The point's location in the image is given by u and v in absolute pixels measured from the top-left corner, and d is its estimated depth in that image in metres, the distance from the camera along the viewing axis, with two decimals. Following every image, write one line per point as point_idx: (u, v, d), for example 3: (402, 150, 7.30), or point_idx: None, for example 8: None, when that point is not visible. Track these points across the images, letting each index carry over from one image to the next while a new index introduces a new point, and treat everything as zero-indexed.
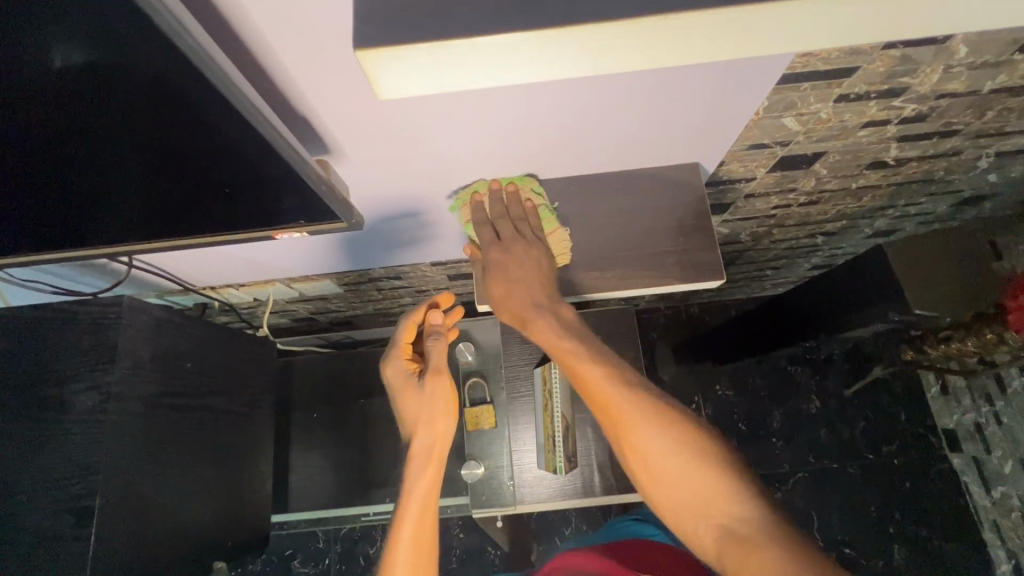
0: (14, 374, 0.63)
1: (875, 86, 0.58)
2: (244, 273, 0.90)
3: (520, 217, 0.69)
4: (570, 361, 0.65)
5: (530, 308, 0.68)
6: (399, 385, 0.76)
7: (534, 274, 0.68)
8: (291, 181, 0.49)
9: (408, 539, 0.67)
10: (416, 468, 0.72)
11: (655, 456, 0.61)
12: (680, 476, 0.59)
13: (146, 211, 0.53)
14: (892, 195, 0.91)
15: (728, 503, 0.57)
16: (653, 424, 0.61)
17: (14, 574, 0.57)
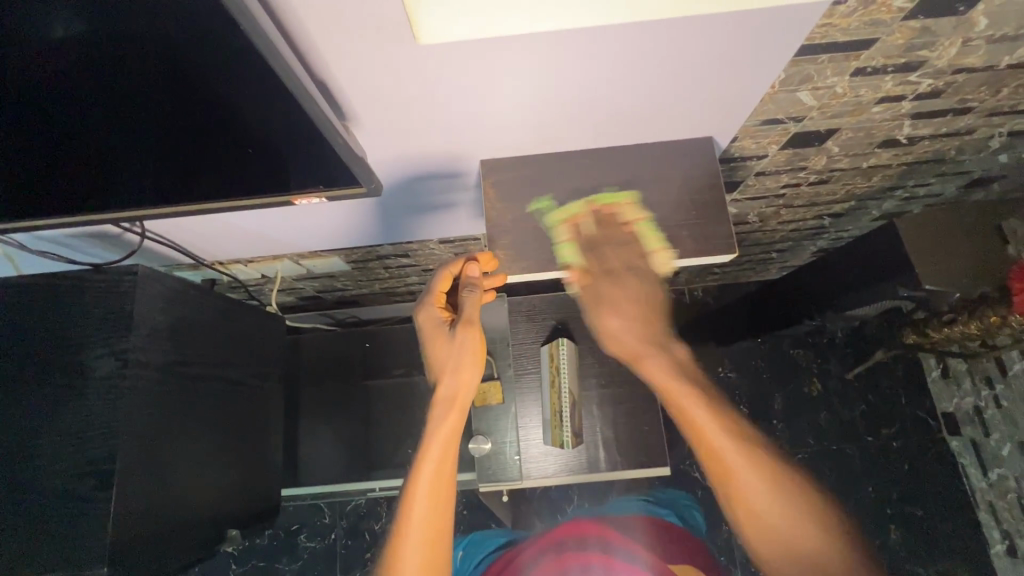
0: (32, 340, 0.63)
1: (892, 59, 0.58)
2: (256, 243, 0.91)
3: (619, 243, 0.71)
4: (682, 399, 0.66)
5: (644, 345, 0.72)
6: (429, 332, 0.78)
7: (638, 302, 0.71)
8: (314, 139, 0.48)
9: (427, 478, 0.68)
10: (439, 413, 0.73)
11: (758, 499, 0.60)
12: (782, 520, 0.59)
13: (163, 174, 0.53)
14: (901, 175, 0.91)
15: (839, 558, 0.56)
16: (758, 471, 0.61)
17: (26, 537, 0.57)
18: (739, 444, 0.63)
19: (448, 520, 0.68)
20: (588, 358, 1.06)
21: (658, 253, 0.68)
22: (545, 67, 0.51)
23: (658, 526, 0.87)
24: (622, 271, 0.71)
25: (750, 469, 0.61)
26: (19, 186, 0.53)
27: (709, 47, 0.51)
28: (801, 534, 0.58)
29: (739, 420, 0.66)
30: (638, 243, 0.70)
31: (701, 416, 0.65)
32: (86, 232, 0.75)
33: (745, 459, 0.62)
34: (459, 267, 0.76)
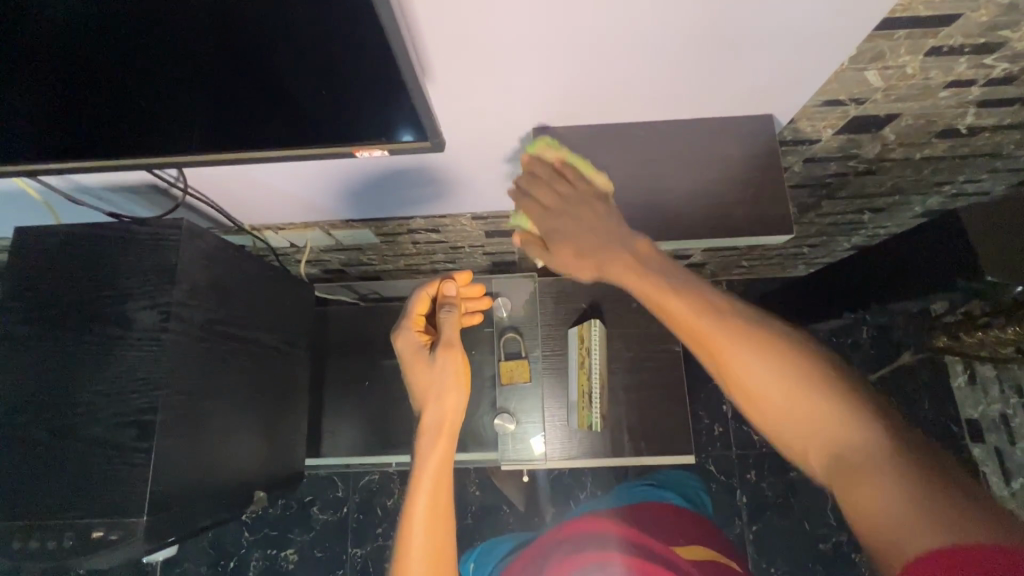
0: (76, 289, 0.63)
1: (971, 39, 0.55)
2: (292, 207, 0.89)
3: (549, 180, 0.63)
4: (650, 286, 0.53)
5: (597, 246, 0.58)
6: (410, 357, 0.79)
7: (584, 217, 0.60)
8: (386, 80, 0.47)
9: (422, 509, 0.68)
10: (426, 445, 0.72)
11: (764, 381, 0.46)
12: (790, 399, 0.45)
13: (216, 119, 0.52)
14: (953, 169, 0.89)
15: (872, 434, 0.42)
16: (756, 350, 0.47)
17: (60, 484, 0.57)
18: (719, 321, 0.49)
19: (449, 545, 0.68)
20: (616, 342, 1.05)
21: (592, 178, 0.64)
22: (617, 23, 0.49)
23: (662, 517, 0.84)
24: (561, 201, 0.62)
25: (740, 348, 0.47)
26: (71, 125, 0.52)
27: (784, 14, 0.49)
28: (826, 420, 0.44)
29: (723, 300, 0.51)
30: (572, 174, 0.63)
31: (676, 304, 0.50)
32: (128, 185, 0.74)
33: (734, 340, 0.48)
34: (435, 287, 0.83)
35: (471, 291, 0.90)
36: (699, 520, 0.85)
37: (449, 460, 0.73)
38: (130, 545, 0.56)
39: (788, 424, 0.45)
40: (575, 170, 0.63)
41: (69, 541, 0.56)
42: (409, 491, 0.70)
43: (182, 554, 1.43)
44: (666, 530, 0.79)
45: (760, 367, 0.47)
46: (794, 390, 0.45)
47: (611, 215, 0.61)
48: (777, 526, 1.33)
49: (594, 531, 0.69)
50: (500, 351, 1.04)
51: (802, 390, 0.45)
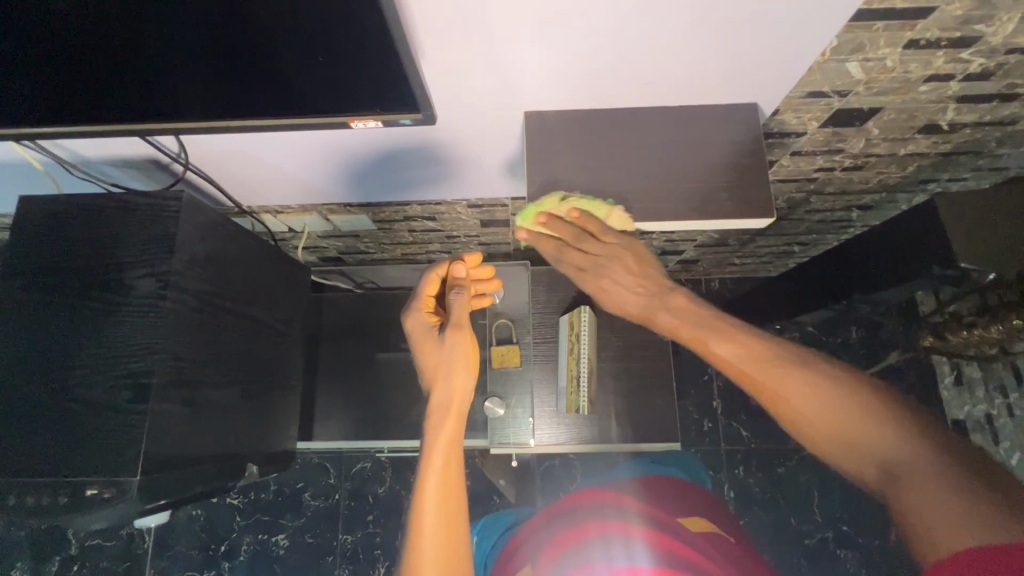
0: (79, 255, 0.65)
1: (947, 32, 0.58)
2: (292, 190, 0.91)
3: (576, 241, 0.72)
4: (700, 334, 0.62)
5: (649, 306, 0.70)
6: (420, 338, 0.82)
7: (623, 274, 0.72)
8: (380, 53, 0.49)
9: (433, 493, 0.66)
10: (435, 422, 0.73)
11: (805, 406, 0.53)
12: (831, 421, 0.52)
13: (218, 87, 0.54)
14: (936, 167, 0.91)
15: (910, 446, 0.47)
16: (796, 380, 0.55)
17: (54, 443, 0.59)
18: (763, 360, 0.57)
19: (462, 521, 0.67)
20: (606, 331, 1.07)
21: (608, 216, 0.69)
22: (605, 8, 0.51)
23: (666, 489, 0.86)
24: (599, 253, 0.72)
25: (783, 380, 0.55)
26: (79, 91, 0.55)
27: (765, 5, 0.51)
28: (868, 435, 0.49)
29: (769, 340, 0.59)
30: (591, 224, 0.70)
31: (726, 351, 0.59)
32: (129, 160, 0.76)
33: (775, 374, 0.56)
34: (445, 269, 0.85)
35: (480, 271, 0.93)
36: (700, 495, 0.87)
37: (458, 441, 0.73)
38: (124, 502, 0.58)
39: (835, 442, 0.52)
40: (593, 221, 0.70)
41: (64, 498, 0.57)
42: (418, 472, 0.69)
43: (173, 536, 1.44)
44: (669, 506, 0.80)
45: (799, 396, 0.54)
46: (833, 412, 0.52)
47: (643, 262, 0.72)
48: (763, 521, 1.35)
49: (617, 507, 0.72)
50: (491, 335, 1.06)
51: (844, 413, 0.51)
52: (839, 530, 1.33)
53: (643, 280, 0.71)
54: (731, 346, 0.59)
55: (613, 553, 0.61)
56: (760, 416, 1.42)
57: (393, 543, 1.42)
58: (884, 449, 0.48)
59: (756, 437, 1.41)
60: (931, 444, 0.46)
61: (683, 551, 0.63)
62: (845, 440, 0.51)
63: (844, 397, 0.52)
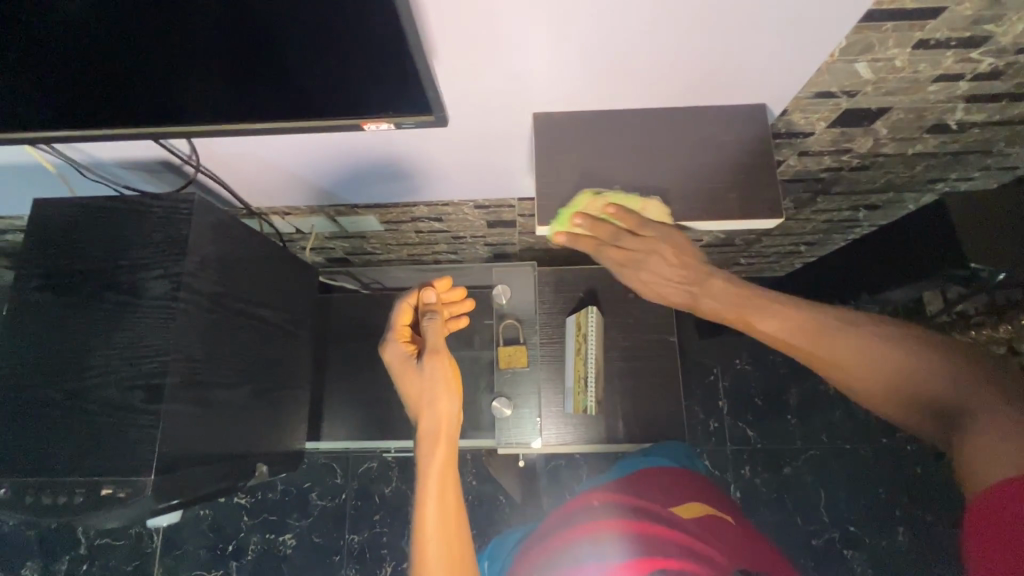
0: (93, 257, 0.66)
1: (957, 32, 0.58)
2: (301, 192, 0.91)
3: (613, 238, 0.70)
4: (748, 314, 0.67)
5: (689, 288, 0.72)
6: (399, 368, 0.82)
7: (665, 267, 0.71)
8: (390, 55, 0.49)
9: (433, 517, 0.67)
10: (425, 450, 0.73)
11: (858, 365, 0.61)
12: (883, 373, 0.60)
13: (231, 89, 0.54)
14: (944, 166, 0.91)
15: (952, 383, 0.56)
16: (847, 341, 0.62)
17: (70, 443, 0.59)
18: (813, 329, 0.64)
19: (467, 541, 0.68)
20: (612, 331, 1.08)
21: (642, 209, 0.69)
22: (613, 9, 0.51)
23: (662, 479, 0.85)
24: (636, 249, 0.71)
25: (834, 346, 0.62)
26: (95, 94, 0.55)
27: (774, 6, 0.51)
28: (920, 379, 0.58)
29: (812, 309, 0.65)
30: (625, 219, 0.68)
31: (775, 328, 0.66)
32: (140, 162, 0.77)
33: (827, 341, 0.63)
34: (416, 296, 0.86)
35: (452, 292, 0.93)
36: (690, 480, 0.86)
37: (452, 463, 0.73)
38: (138, 501, 0.58)
39: (891, 391, 0.60)
40: (629, 214, 0.68)
41: (80, 497, 0.58)
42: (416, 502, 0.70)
43: (182, 535, 1.45)
44: (661, 492, 0.80)
45: (852, 357, 0.62)
46: (885, 365, 0.60)
47: (682, 254, 0.70)
48: (770, 522, 1.34)
49: (596, 504, 0.72)
50: (498, 335, 1.06)
51: (896, 364, 0.60)
52: (846, 530, 1.33)
53: (683, 270, 0.71)
54: (779, 324, 0.65)
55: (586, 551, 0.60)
56: (766, 416, 1.42)
57: (399, 543, 1.42)
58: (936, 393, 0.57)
59: (762, 437, 1.40)
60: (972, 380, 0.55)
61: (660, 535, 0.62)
62: (897, 387, 0.60)
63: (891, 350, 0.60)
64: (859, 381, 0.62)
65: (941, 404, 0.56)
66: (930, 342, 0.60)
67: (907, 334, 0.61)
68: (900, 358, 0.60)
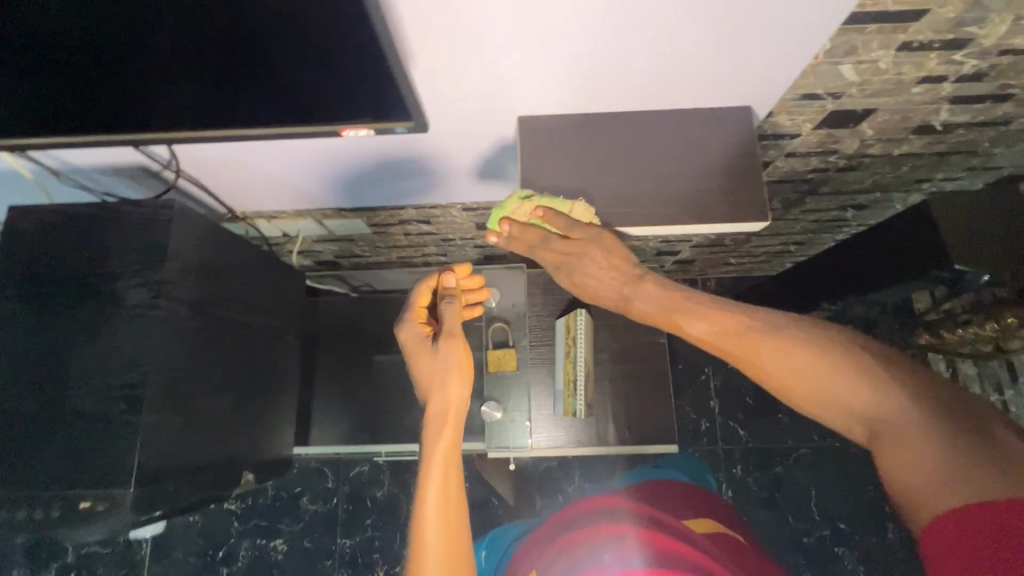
0: (69, 266, 0.64)
1: (940, 35, 0.58)
2: (286, 197, 0.90)
3: (543, 242, 0.71)
4: (674, 314, 0.65)
5: (624, 290, 0.70)
6: (413, 348, 0.80)
7: (597, 264, 0.70)
8: (368, 60, 0.49)
9: (434, 500, 0.67)
10: (433, 431, 0.73)
11: (784, 370, 0.56)
12: (815, 379, 0.55)
13: (206, 95, 0.53)
14: (931, 166, 0.91)
15: (892, 393, 0.50)
16: (775, 345, 0.57)
17: (45, 455, 0.58)
18: (744, 329, 0.59)
19: (465, 533, 0.67)
20: (602, 333, 1.07)
21: (571, 211, 0.67)
22: (594, 11, 0.50)
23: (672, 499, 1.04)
24: (569, 249, 0.69)
25: (762, 350, 0.58)
26: (66, 100, 0.54)
27: (757, 9, 0.51)
28: (854, 395, 0.52)
29: (741, 310, 0.61)
30: (558, 221, 0.66)
31: (702, 330, 0.62)
32: (119, 167, 0.76)
33: (755, 343, 0.58)
34: (436, 279, 0.84)
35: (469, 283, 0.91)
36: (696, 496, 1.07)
37: (458, 449, 0.73)
38: (118, 514, 0.57)
39: (829, 404, 0.54)
40: (556, 217, 0.67)
41: (56, 510, 0.57)
42: (418, 487, 0.69)
43: (171, 541, 1.43)
44: (657, 501, 1.01)
45: (778, 360, 0.57)
46: (818, 373, 0.54)
47: (615, 253, 0.69)
48: (761, 521, 1.35)
49: (620, 511, 0.91)
50: (487, 339, 1.05)
51: (829, 373, 0.54)
52: (837, 528, 1.33)
53: (616, 272, 0.70)
54: (706, 327, 0.62)
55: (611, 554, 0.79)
56: (757, 415, 1.42)
57: (392, 546, 1.41)
58: (865, 403, 0.51)
59: (753, 436, 1.41)
60: (910, 397, 0.49)
61: (669, 546, 0.80)
62: (825, 396, 0.54)
63: (822, 354, 0.55)
64: (786, 387, 0.57)
65: (869, 416, 0.51)
66: (856, 348, 0.54)
67: (841, 339, 0.55)
68: (820, 362, 0.54)
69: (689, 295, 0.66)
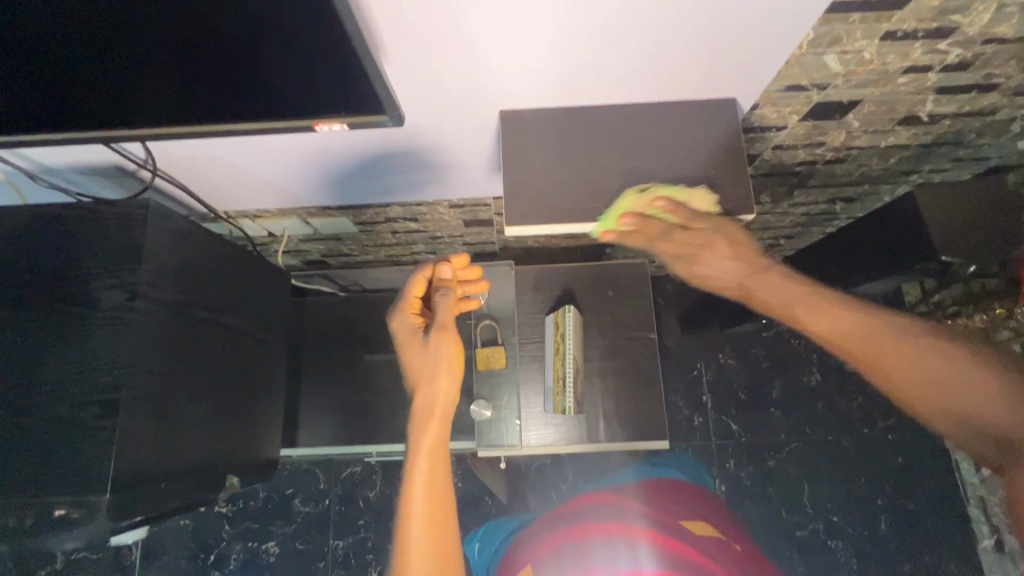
0: (41, 269, 0.63)
1: (924, 23, 0.57)
2: (268, 195, 0.89)
3: (664, 234, 0.67)
4: (795, 309, 0.66)
5: (745, 280, 0.69)
6: (405, 339, 0.81)
7: (722, 258, 0.67)
8: (340, 53, 0.47)
9: (420, 491, 0.66)
10: (419, 425, 0.72)
11: (908, 374, 0.61)
12: (938, 387, 0.59)
13: (176, 91, 0.52)
14: (918, 158, 0.91)
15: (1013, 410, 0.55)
16: (899, 349, 0.62)
17: (17, 463, 0.57)
18: (868, 329, 0.63)
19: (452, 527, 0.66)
20: (592, 329, 1.07)
21: (689, 201, 0.66)
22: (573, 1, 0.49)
23: None
24: (693, 241, 0.67)
25: (888, 352, 0.62)
26: (31, 98, 0.52)
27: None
28: (980, 407, 0.57)
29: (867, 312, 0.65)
30: (677, 212, 0.65)
31: (825, 327, 0.65)
32: (95, 167, 0.74)
33: (881, 345, 0.62)
34: (431, 271, 0.83)
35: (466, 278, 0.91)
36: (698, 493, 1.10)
37: (443, 441, 0.72)
38: (94, 521, 0.56)
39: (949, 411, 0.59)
40: (677, 207, 0.65)
41: (30, 519, 0.56)
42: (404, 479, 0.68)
43: (162, 546, 1.42)
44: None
45: (900, 364, 0.61)
46: (945, 381, 0.59)
47: (738, 243, 0.66)
48: (755, 515, 1.35)
49: None
50: (475, 337, 1.04)
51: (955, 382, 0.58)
52: (829, 520, 1.34)
53: (739, 263, 0.67)
54: (830, 324, 0.65)
55: None
56: (750, 410, 1.42)
57: (384, 547, 1.41)
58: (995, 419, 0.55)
59: (746, 431, 1.40)
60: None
61: None
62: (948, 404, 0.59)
63: (944, 364, 0.59)
64: (904, 388, 0.61)
65: (991, 428, 0.56)
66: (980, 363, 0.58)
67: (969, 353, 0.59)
68: (944, 372, 0.59)
69: (811, 288, 0.67)
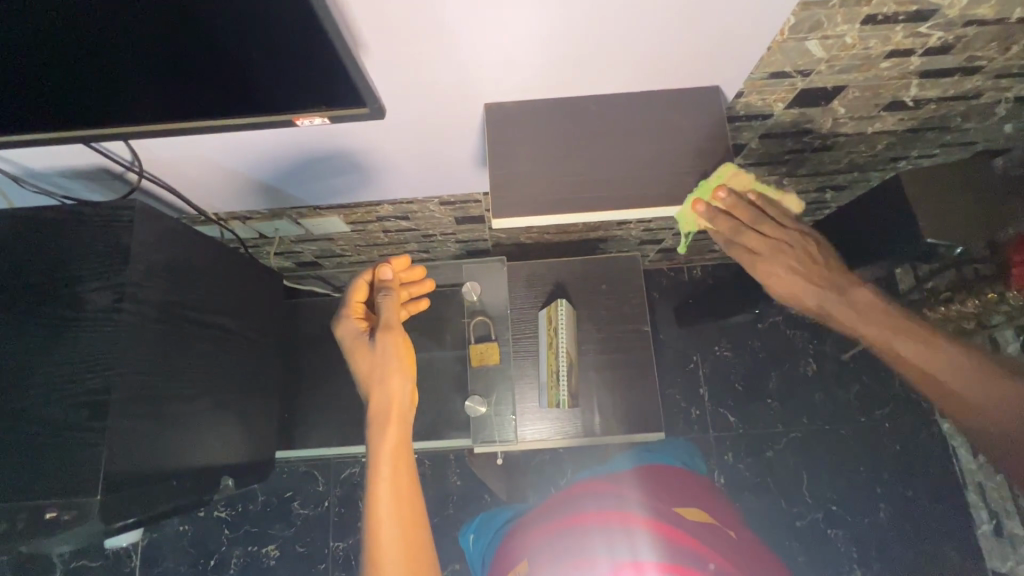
0: (29, 273, 0.63)
1: (904, 6, 0.57)
2: (256, 194, 0.89)
3: (755, 221, 0.68)
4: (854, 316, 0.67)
5: (819, 284, 0.68)
6: (352, 345, 0.78)
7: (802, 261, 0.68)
8: (319, 46, 0.47)
9: (387, 500, 0.68)
10: (377, 431, 0.72)
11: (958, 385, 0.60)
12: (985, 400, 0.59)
13: (158, 90, 0.52)
14: (905, 143, 0.91)
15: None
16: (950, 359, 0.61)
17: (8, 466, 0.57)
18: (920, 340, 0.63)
19: (424, 529, 0.69)
20: (585, 323, 1.07)
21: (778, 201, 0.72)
22: None
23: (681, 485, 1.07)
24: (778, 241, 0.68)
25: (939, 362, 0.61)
26: (13, 99, 0.52)
27: None
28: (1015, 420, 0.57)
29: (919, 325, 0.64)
30: (771, 208, 0.69)
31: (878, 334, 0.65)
32: (82, 170, 0.74)
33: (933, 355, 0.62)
34: (371, 274, 0.81)
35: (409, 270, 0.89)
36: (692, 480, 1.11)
37: (404, 443, 0.73)
38: (85, 523, 0.56)
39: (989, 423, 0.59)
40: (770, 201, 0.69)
41: (22, 522, 0.56)
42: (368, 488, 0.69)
43: (162, 552, 1.41)
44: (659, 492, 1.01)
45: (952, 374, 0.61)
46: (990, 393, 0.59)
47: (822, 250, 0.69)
48: (755, 507, 1.34)
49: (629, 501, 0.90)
50: (468, 334, 1.03)
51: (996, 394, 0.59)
52: (829, 509, 1.34)
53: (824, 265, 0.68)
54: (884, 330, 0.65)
55: (619, 545, 0.77)
56: (747, 401, 1.42)
57: None
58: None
59: (744, 422, 1.40)
60: None
61: (682, 540, 0.79)
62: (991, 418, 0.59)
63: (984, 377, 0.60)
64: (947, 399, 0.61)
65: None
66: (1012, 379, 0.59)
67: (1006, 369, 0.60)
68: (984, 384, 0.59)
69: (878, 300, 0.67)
